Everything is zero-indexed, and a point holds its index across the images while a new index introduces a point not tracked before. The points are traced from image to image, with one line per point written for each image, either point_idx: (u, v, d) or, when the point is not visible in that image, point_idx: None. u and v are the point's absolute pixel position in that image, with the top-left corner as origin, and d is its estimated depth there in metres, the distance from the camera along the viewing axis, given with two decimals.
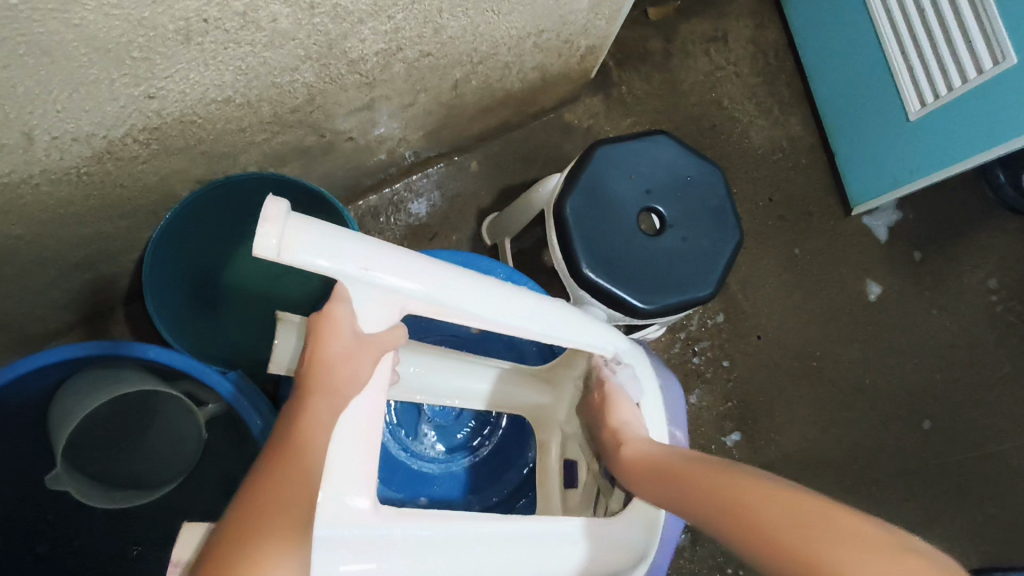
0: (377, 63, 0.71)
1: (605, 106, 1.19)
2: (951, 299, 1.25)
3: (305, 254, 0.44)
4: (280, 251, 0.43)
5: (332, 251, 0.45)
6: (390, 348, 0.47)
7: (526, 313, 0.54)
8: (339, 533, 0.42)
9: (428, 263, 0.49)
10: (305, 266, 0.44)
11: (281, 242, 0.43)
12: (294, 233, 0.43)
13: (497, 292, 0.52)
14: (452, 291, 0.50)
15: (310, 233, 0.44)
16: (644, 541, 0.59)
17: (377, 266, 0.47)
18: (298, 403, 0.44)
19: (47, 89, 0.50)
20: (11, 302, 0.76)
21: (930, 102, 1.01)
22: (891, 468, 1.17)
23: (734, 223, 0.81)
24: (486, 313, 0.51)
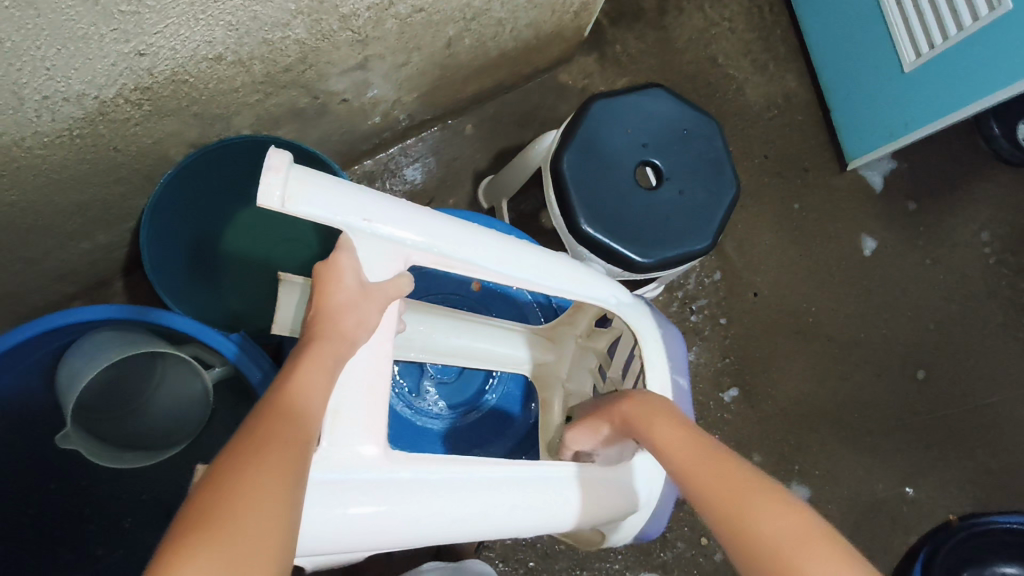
0: (370, 19, 0.70)
1: (599, 66, 1.18)
2: (944, 252, 1.26)
3: (309, 204, 0.45)
4: (284, 202, 0.44)
5: (335, 202, 0.46)
6: (395, 298, 0.49)
7: (532, 264, 0.54)
8: (347, 477, 0.44)
9: (429, 215, 0.50)
10: (308, 216, 0.45)
11: (285, 193, 0.44)
12: (297, 183, 0.44)
13: (501, 244, 0.53)
14: (453, 242, 0.51)
15: (313, 184, 0.45)
16: (645, 493, 0.57)
17: (379, 218, 0.48)
18: (300, 348, 0.45)
19: (35, 44, 0.49)
20: (8, 272, 0.76)
21: (925, 52, 1.01)
22: (884, 419, 1.19)
23: (731, 175, 0.81)
24: (489, 264, 0.52)
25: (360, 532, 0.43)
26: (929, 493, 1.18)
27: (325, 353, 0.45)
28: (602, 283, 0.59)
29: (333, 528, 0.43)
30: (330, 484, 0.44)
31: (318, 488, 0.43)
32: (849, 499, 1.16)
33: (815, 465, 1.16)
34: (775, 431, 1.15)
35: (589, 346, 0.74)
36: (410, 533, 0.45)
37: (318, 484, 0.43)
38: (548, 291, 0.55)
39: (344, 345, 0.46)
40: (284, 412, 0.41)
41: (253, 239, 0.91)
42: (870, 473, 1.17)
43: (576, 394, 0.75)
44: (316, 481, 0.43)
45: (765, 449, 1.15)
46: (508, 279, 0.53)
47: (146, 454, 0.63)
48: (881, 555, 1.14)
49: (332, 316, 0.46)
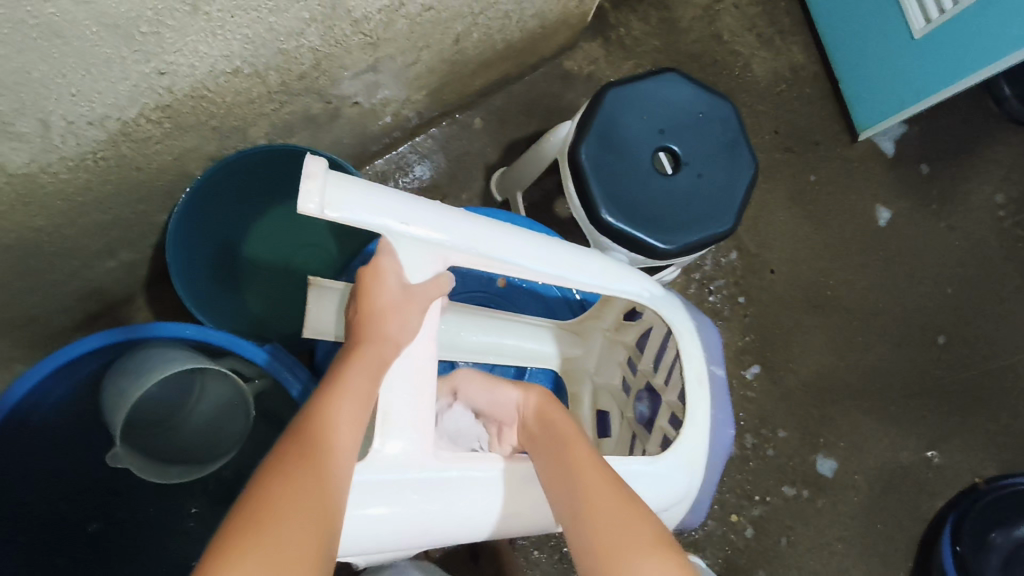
0: (381, 21, 0.69)
1: (604, 51, 1.17)
2: (959, 217, 1.26)
3: (347, 210, 0.46)
4: (323, 207, 0.45)
5: (373, 206, 0.47)
6: (436, 297, 0.50)
7: (566, 259, 0.55)
8: (400, 477, 0.46)
9: (463, 216, 0.51)
10: (347, 220, 0.46)
11: (323, 198, 0.45)
12: (334, 189, 0.45)
13: (535, 241, 0.54)
14: (490, 241, 0.52)
15: (350, 190, 0.46)
16: (687, 479, 0.55)
17: (416, 220, 0.49)
18: (346, 352, 0.47)
19: (60, 73, 0.49)
20: (37, 295, 0.77)
21: (935, 18, 1.00)
22: (907, 388, 1.20)
23: (748, 154, 0.81)
24: (523, 261, 0.53)
25: (400, 527, 0.46)
26: (954, 458, 1.18)
27: (372, 356, 0.46)
28: (635, 275, 0.60)
29: (391, 524, 0.45)
30: (385, 484, 0.46)
31: (373, 488, 0.45)
32: (875, 469, 1.17)
33: (840, 437, 1.17)
34: (799, 405, 1.16)
35: (618, 340, 0.74)
36: (462, 527, 0.48)
37: (376, 484, 0.45)
38: (583, 284, 0.56)
39: (389, 348, 0.47)
40: (326, 421, 0.42)
41: (274, 245, 0.92)
42: (894, 441, 1.18)
43: (604, 386, 0.76)
44: (371, 481, 0.45)
45: (790, 425, 1.15)
46: (543, 275, 0.54)
47: (190, 470, 0.65)
48: (909, 522, 1.15)
49: (378, 315, 0.48)
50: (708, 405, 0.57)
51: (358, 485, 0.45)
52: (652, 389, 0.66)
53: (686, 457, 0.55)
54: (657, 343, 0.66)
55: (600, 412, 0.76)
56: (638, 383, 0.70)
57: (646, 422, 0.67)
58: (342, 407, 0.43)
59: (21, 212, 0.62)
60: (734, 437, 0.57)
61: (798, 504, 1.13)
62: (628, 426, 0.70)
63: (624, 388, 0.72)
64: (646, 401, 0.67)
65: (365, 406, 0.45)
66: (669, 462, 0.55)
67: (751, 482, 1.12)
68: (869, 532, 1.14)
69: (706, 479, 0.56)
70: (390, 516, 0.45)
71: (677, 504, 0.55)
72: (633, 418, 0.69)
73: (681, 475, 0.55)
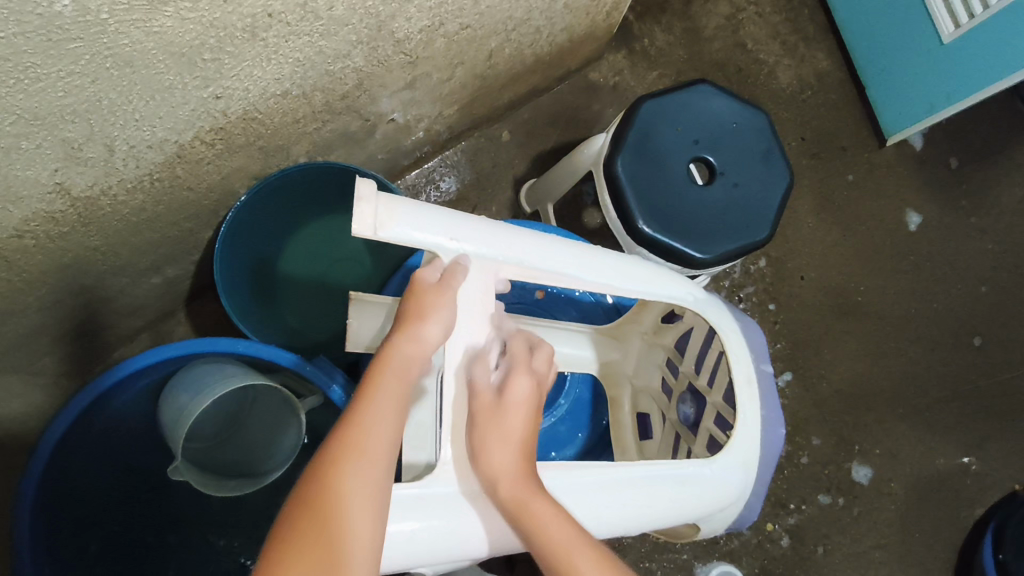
0: (421, 41, 0.71)
1: (629, 61, 1.18)
2: (991, 220, 1.25)
3: (398, 229, 0.48)
4: (376, 227, 0.47)
5: (420, 226, 0.50)
6: (483, 308, 0.52)
7: (606, 268, 0.58)
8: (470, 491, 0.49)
9: (507, 232, 0.54)
10: (398, 239, 0.49)
11: (376, 221, 0.47)
12: (385, 210, 0.48)
13: (577, 252, 0.57)
14: (535, 253, 0.55)
15: (399, 213, 0.49)
16: (741, 478, 0.58)
17: (463, 235, 0.52)
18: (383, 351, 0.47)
19: (127, 100, 0.51)
20: (87, 312, 0.79)
21: (965, 23, 1.00)
22: (941, 393, 1.19)
23: (783, 162, 0.81)
24: (565, 270, 0.56)
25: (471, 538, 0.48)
26: (991, 465, 1.17)
27: (405, 351, 0.46)
28: (672, 279, 0.63)
29: (467, 532, 0.47)
30: (456, 498, 0.48)
31: (444, 501, 0.48)
32: (912, 475, 1.15)
33: (875, 444, 1.16)
34: (832, 412, 1.16)
35: (656, 343, 0.76)
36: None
37: (450, 499, 0.48)
38: (623, 290, 0.59)
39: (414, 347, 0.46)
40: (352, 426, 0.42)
41: (311, 260, 0.93)
42: (930, 448, 1.17)
43: (644, 389, 0.79)
44: (443, 494, 0.48)
45: (824, 432, 1.15)
46: (586, 282, 0.57)
47: (248, 480, 0.66)
48: (948, 528, 1.14)
49: (416, 313, 0.47)
50: (757, 406, 0.60)
51: (432, 497, 0.47)
52: (696, 392, 0.69)
53: (740, 457, 0.58)
54: (699, 345, 0.68)
55: (640, 414, 0.80)
56: (680, 386, 0.72)
57: (692, 425, 0.69)
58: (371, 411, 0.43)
59: (80, 234, 0.64)
60: (785, 437, 0.60)
61: (834, 512, 1.12)
62: (672, 427, 0.72)
63: (665, 391, 0.75)
64: (690, 403, 0.70)
65: (402, 397, 0.44)
66: (724, 463, 0.57)
67: (785, 490, 1.11)
68: (907, 540, 1.13)
69: (757, 476, 0.60)
70: (465, 525, 0.48)
71: (733, 503, 0.59)
72: (677, 419, 0.71)
73: (734, 475, 0.58)
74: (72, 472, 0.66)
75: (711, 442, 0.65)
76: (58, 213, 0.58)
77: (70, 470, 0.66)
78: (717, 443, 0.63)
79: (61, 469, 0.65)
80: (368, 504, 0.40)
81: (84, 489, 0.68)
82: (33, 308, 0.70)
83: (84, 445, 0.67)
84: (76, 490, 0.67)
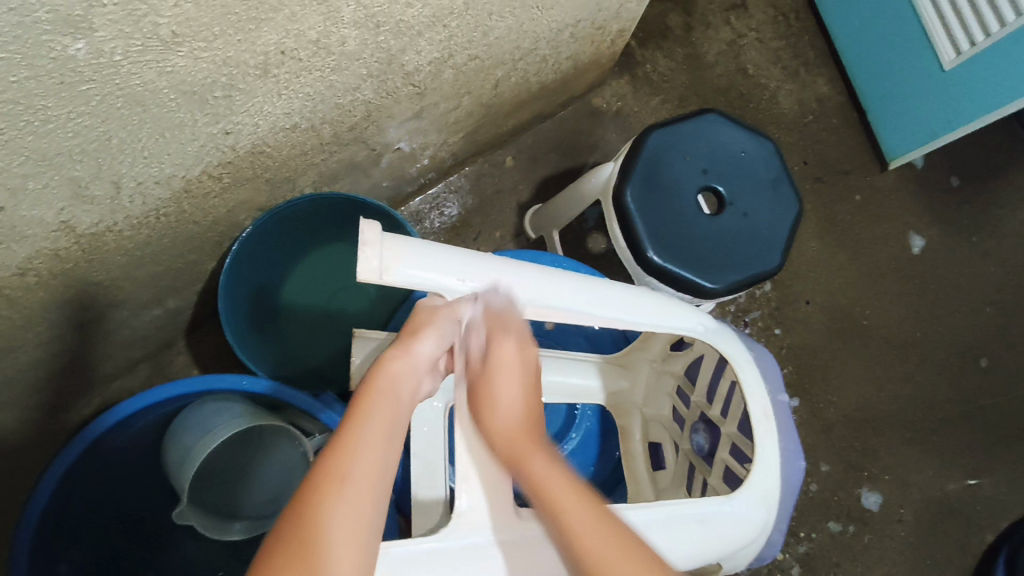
0: (430, 73, 0.71)
1: (632, 87, 1.18)
2: (994, 243, 1.25)
3: (402, 271, 0.47)
4: (382, 271, 0.46)
5: (426, 267, 0.49)
6: None
7: (615, 302, 0.57)
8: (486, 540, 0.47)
9: (515, 269, 0.53)
10: (404, 282, 0.48)
11: (381, 264, 0.46)
12: (390, 253, 0.47)
13: (587, 285, 0.56)
14: (546, 289, 0.53)
15: (404, 254, 0.47)
16: (763, 514, 0.57)
17: (470, 275, 0.51)
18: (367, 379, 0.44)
19: (137, 138, 0.50)
20: (86, 345, 0.77)
21: (965, 51, 1.01)
22: (950, 417, 1.18)
23: (792, 191, 0.81)
24: (574, 306, 0.55)
25: None
26: (1001, 491, 1.16)
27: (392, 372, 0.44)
28: (681, 307, 0.62)
29: None
30: (473, 550, 0.47)
31: (460, 553, 0.46)
32: (922, 501, 1.14)
33: (884, 470, 1.14)
34: (841, 438, 1.14)
35: (665, 370, 0.76)
36: None
37: (463, 551, 0.46)
38: (632, 323, 0.58)
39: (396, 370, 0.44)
40: (338, 451, 0.38)
41: (316, 288, 0.92)
42: (939, 473, 1.15)
43: (654, 417, 0.78)
44: (460, 545, 0.47)
45: (833, 458, 1.13)
46: (595, 318, 0.56)
47: (255, 524, 0.65)
48: (960, 555, 1.12)
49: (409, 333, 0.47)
50: (775, 436, 0.59)
51: (445, 551, 0.46)
52: (709, 420, 0.68)
53: (760, 492, 0.57)
54: (710, 372, 0.67)
55: (652, 443, 0.78)
56: (692, 415, 0.71)
57: (706, 455, 0.68)
58: (362, 433, 0.39)
59: (83, 270, 0.62)
60: (805, 470, 0.59)
61: (845, 540, 1.10)
62: (686, 457, 0.71)
63: (677, 419, 0.74)
64: (704, 432, 0.69)
65: (392, 419, 0.41)
66: (745, 500, 0.56)
67: (794, 519, 1.10)
68: (919, 568, 1.11)
69: (779, 513, 0.58)
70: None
71: (756, 539, 0.57)
72: (690, 448, 0.70)
73: (755, 511, 0.56)
74: (72, 512, 0.64)
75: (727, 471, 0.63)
76: (62, 250, 0.57)
77: (71, 511, 0.64)
78: (733, 475, 0.62)
79: (61, 510, 0.63)
80: (362, 531, 0.36)
81: (83, 526, 0.66)
82: (31, 344, 0.68)
83: (85, 480, 0.65)
84: (75, 531, 0.65)
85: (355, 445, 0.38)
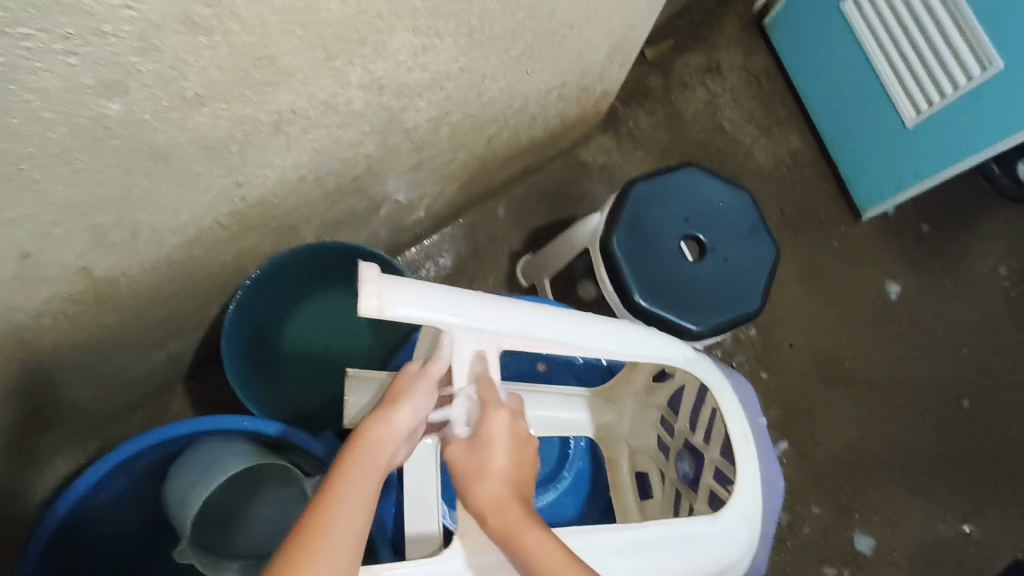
0: (427, 130, 0.76)
1: (616, 143, 1.25)
2: (967, 288, 1.30)
3: (401, 307, 0.49)
4: (381, 307, 0.48)
5: (423, 302, 0.51)
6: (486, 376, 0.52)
7: (602, 333, 0.60)
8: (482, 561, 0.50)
9: (504, 304, 0.55)
10: (402, 317, 0.49)
11: (379, 300, 0.48)
12: (389, 289, 0.49)
13: (572, 318, 0.59)
14: (535, 322, 0.56)
15: (401, 290, 0.49)
16: (746, 534, 0.59)
17: (464, 310, 0.53)
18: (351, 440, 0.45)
19: (157, 188, 0.54)
20: (87, 390, 0.78)
21: (925, 110, 1.08)
22: (936, 458, 1.20)
23: (768, 238, 0.86)
24: (562, 338, 0.57)
25: None
26: (991, 533, 1.17)
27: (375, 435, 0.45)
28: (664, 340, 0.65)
29: None
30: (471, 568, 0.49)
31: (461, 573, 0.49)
32: (913, 544, 1.15)
33: (875, 513, 1.15)
34: (831, 480, 1.16)
35: (649, 402, 0.78)
36: None
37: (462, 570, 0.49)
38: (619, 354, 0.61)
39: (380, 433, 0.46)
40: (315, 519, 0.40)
41: (313, 332, 0.95)
42: (929, 515, 1.16)
43: (641, 448, 0.80)
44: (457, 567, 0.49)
45: (824, 500, 1.14)
46: (582, 348, 0.59)
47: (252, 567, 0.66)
48: None
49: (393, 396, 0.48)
50: (755, 460, 0.62)
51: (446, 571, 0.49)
52: (693, 449, 0.70)
53: (743, 512, 0.59)
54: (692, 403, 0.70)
55: (640, 473, 0.81)
56: (677, 443, 0.73)
57: (692, 483, 0.70)
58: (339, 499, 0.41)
59: (93, 313, 0.65)
60: (784, 490, 0.62)
61: None
62: (672, 484, 0.73)
63: (662, 449, 0.76)
64: (688, 460, 0.71)
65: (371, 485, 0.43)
66: (729, 521, 0.58)
67: (789, 563, 1.10)
68: None
69: (761, 533, 0.61)
70: None
71: (742, 559, 0.59)
72: (676, 476, 0.73)
73: (740, 531, 0.58)
74: (71, 549, 0.65)
75: (713, 497, 0.66)
76: (76, 292, 0.60)
77: (69, 548, 0.65)
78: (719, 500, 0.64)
79: (59, 548, 0.64)
80: None
81: (84, 562, 0.68)
82: (36, 387, 0.70)
83: (86, 517, 0.66)
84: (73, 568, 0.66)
85: (322, 547, 0.39)
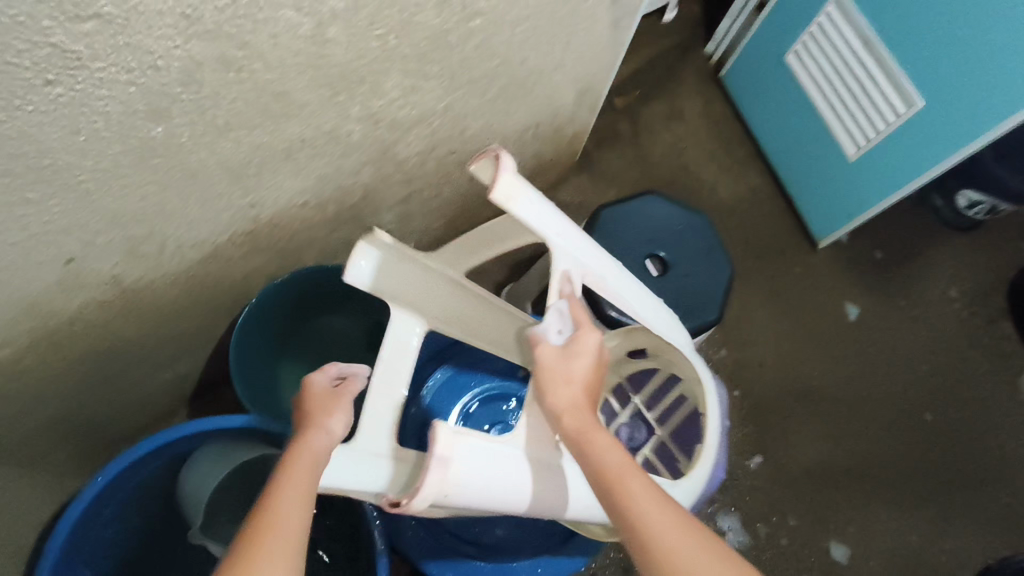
0: (416, 162, 0.86)
1: (591, 183, 1.37)
2: (922, 309, 1.40)
3: (527, 208, 0.55)
4: (513, 201, 0.53)
5: (539, 214, 0.57)
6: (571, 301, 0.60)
7: (639, 299, 0.71)
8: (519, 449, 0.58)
9: (588, 244, 0.63)
10: (524, 218, 0.55)
11: (515, 194, 0.53)
12: (521, 189, 0.54)
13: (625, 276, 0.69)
14: (603, 269, 0.65)
15: (528, 193, 0.55)
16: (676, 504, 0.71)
17: (562, 236, 0.60)
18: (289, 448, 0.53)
19: (184, 206, 0.63)
20: (103, 404, 0.85)
21: (863, 145, 1.20)
22: (904, 470, 1.26)
23: (724, 257, 0.95)
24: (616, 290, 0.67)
25: (515, 489, 0.56)
26: (961, 541, 1.22)
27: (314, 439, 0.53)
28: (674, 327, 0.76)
29: (515, 484, 0.56)
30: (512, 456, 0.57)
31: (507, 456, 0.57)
32: (887, 553, 1.20)
33: (849, 523, 1.21)
34: (805, 492, 1.22)
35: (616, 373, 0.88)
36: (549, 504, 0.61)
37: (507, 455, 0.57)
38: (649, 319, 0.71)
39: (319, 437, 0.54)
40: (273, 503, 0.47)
41: (312, 352, 1.03)
42: (900, 524, 1.22)
43: None
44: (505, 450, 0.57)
45: (799, 511, 1.20)
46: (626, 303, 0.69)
47: None
48: None
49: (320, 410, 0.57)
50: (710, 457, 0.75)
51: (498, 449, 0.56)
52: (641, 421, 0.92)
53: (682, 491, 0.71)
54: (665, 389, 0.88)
55: None
56: (626, 413, 0.92)
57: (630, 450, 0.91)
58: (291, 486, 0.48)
59: (118, 323, 0.72)
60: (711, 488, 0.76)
61: None
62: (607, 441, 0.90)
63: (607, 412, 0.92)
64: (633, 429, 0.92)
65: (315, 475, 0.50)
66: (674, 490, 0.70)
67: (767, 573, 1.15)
68: None
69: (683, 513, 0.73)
70: (515, 480, 0.56)
71: None
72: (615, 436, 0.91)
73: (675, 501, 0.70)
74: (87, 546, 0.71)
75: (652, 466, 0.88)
76: (106, 301, 0.68)
77: (85, 545, 0.71)
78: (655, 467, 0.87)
79: (76, 546, 0.69)
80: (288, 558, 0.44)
81: (103, 556, 0.75)
82: (61, 396, 0.77)
83: (101, 517, 0.72)
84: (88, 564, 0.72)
85: (280, 499, 0.47)
